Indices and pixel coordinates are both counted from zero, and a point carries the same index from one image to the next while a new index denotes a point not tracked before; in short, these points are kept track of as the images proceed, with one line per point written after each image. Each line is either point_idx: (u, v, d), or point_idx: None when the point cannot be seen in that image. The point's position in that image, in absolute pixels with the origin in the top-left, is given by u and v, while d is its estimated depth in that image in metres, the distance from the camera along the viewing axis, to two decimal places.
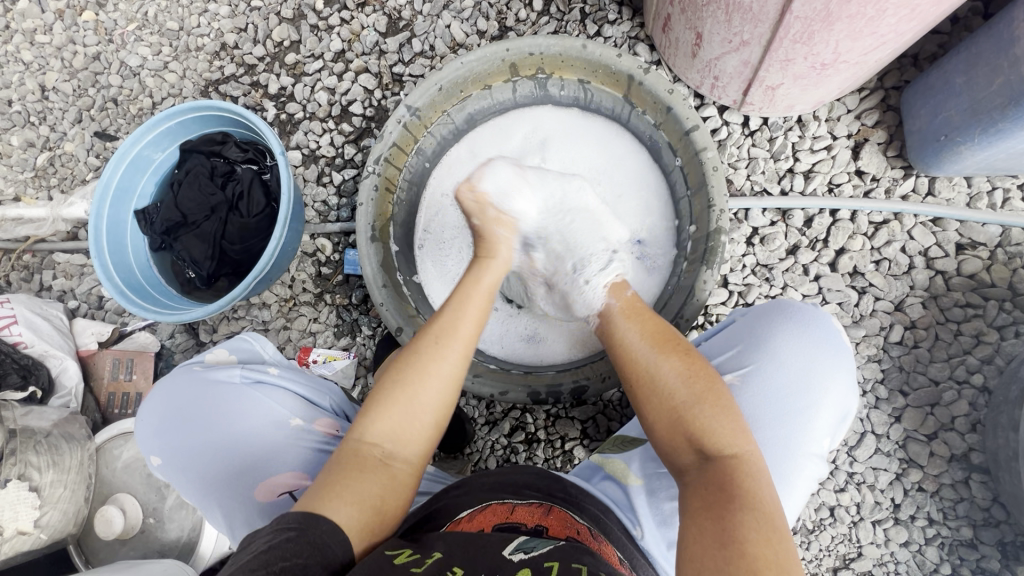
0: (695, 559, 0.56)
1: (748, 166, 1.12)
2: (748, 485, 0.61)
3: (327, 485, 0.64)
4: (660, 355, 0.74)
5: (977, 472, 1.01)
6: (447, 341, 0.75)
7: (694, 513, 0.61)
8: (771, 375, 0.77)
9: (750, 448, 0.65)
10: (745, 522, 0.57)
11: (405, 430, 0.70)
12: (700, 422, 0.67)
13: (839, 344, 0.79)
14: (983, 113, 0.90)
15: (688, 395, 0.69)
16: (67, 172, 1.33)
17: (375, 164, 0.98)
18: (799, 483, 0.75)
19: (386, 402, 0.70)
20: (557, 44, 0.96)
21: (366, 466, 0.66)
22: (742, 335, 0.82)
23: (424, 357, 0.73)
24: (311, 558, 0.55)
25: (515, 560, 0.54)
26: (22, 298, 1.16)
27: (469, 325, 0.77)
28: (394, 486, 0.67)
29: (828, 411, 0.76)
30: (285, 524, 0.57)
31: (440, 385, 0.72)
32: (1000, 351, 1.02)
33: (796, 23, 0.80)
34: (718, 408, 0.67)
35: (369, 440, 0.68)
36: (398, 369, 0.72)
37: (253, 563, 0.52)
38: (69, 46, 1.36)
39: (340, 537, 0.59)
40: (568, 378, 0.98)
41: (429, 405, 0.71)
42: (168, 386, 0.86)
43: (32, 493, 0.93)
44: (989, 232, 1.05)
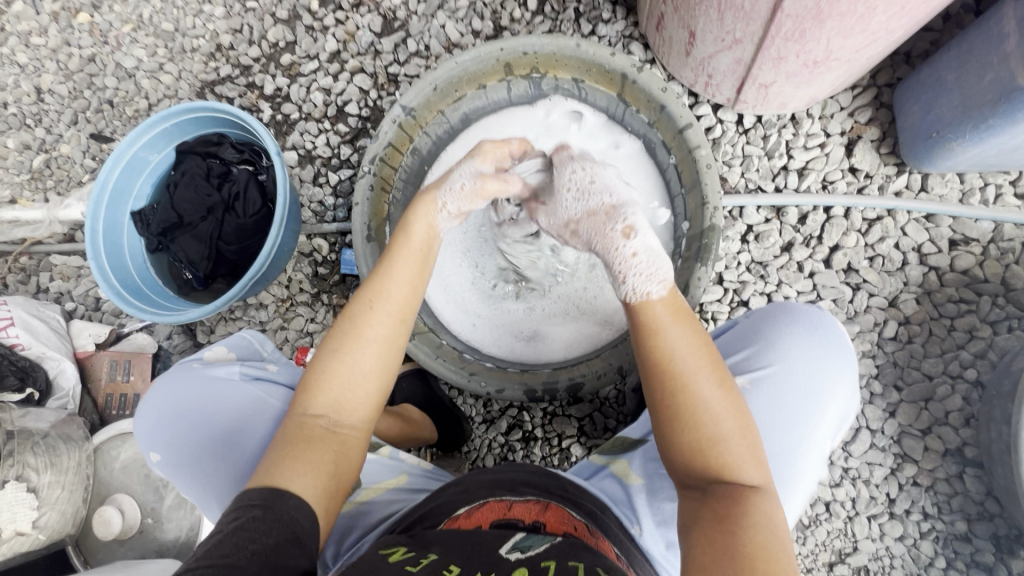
0: (705, 569, 0.55)
1: (742, 163, 1.13)
2: (763, 513, 0.60)
3: (275, 461, 0.64)
4: (704, 382, 0.65)
5: (972, 466, 1.02)
6: (375, 304, 0.72)
7: (704, 521, 0.60)
8: (779, 379, 0.77)
9: (768, 478, 0.64)
10: (757, 540, 0.56)
11: (347, 403, 0.69)
12: (729, 454, 0.64)
13: (843, 347, 0.80)
14: (974, 110, 0.91)
15: (723, 424, 0.64)
16: (63, 175, 1.34)
17: (370, 164, 0.99)
18: (800, 486, 0.76)
19: (324, 371, 0.69)
20: (551, 43, 0.97)
21: (314, 439, 0.66)
22: (749, 338, 0.82)
23: (354, 325, 0.71)
24: (281, 535, 0.56)
25: (512, 559, 0.54)
26: (19, 300, 1.16)
27: (400, 287, 0.73)
28: (345, 455, 0.67)
29: (833, 416, 0.77)
30: (251, 502, 0.58)
31: (377, 349, 0.70)
32: (993, 346, 1.03)
33: (787, 21, 0.80)
34: (746, 441, 0.65)
35: (314, 413, 0.68)
36: (330, 340, 0.71)
37: (222, 544, 0.53)
38: (64, 48, 1.36)
39: (306, 509, 0.60)
40: (564, 375, 0.98)
41: (366, 370, 0.70)
42: (167, 382, 0.86)
43: (30, 494, 0.95)
44: (981, 227, 1.06)
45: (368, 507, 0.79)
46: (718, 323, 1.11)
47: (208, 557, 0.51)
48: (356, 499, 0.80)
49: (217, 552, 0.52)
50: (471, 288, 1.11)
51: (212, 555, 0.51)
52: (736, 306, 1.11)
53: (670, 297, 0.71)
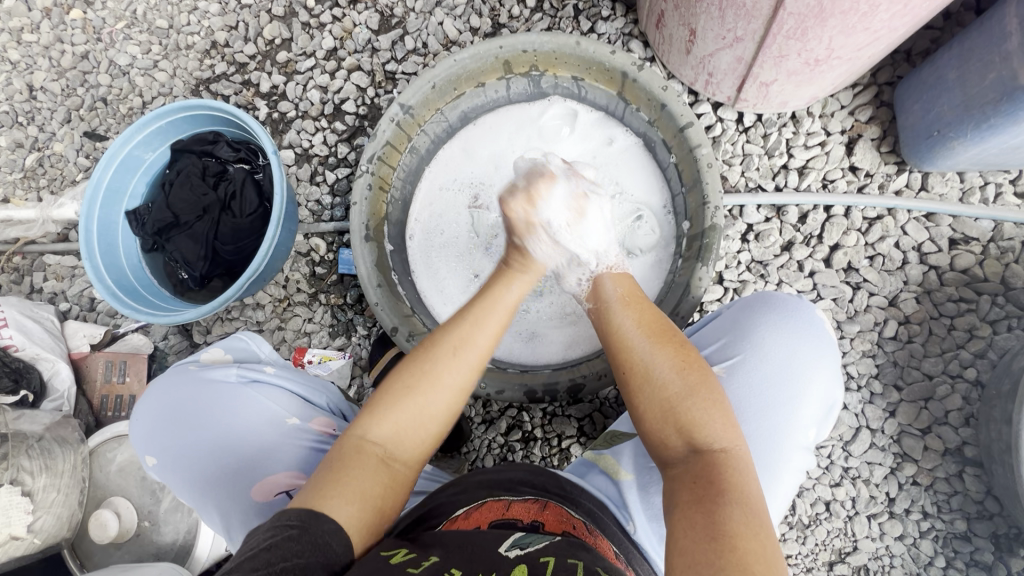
0: (684, 551, 0.55)
1: (742, 162, 1.12)
2: (736, 481, 0.60)
3: (322, 485, 0.63)
4: (656, 348, 0.71)
5: (971, 465, 1.02)
6: (460, 351, 0.73)
7: (681, 503, 0.60)
8: (756, 366, 0.77)
9: (739, 443, 0.65)
10: (734, 510, 0.57)
11: (407, 437, 0.69)
12: (691, 414, 0.66)
13: (821, 333, 0.80)
14: (976, 108, 0.90)
15: (681, 386, 0.68)
16: (56, 173, 1.32)
17: (368, 163, 0.98)
18: (786, 476, 0.75)
19: (394, 404, 0.69)
20: (550, 40, 0.96)
21: (365, 463, 0.66)
22: (726, 328, 0.82)
23: (432, 364, 0.71)
24: (313, 559, 0.54)
25: (511, 557, 0.54)
26: (13, 301, 1.15)
27: (486, 336, 0.75)
28: (392, 490, 0.66)
29: (813, 402, 0.76)
30: (288, 520, 0.56)
31: (450, 392, 0.71)
32: (993, 345, 1.03)
33: (789, 19, 0.80)
34: (709, 403, 0.66)
35: (371, 440, 0.67)
36: (404, 376, 0.71)
37: (253, 562, 0.51)
38: (57, 45, 1.34)
39: (342, 538, 0.58)
40: (564, 375, 0.97)
41: (436, 410, 0.70)
42: (165, 384, 0.85)
43: (25, 497, 0.93)
44: (981, 226, 1.06)
45: None
46: None
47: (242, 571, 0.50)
48: None
49: (250, 565, 0.51)
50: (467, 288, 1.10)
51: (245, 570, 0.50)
52: None
53: (626, 287, 0.83)
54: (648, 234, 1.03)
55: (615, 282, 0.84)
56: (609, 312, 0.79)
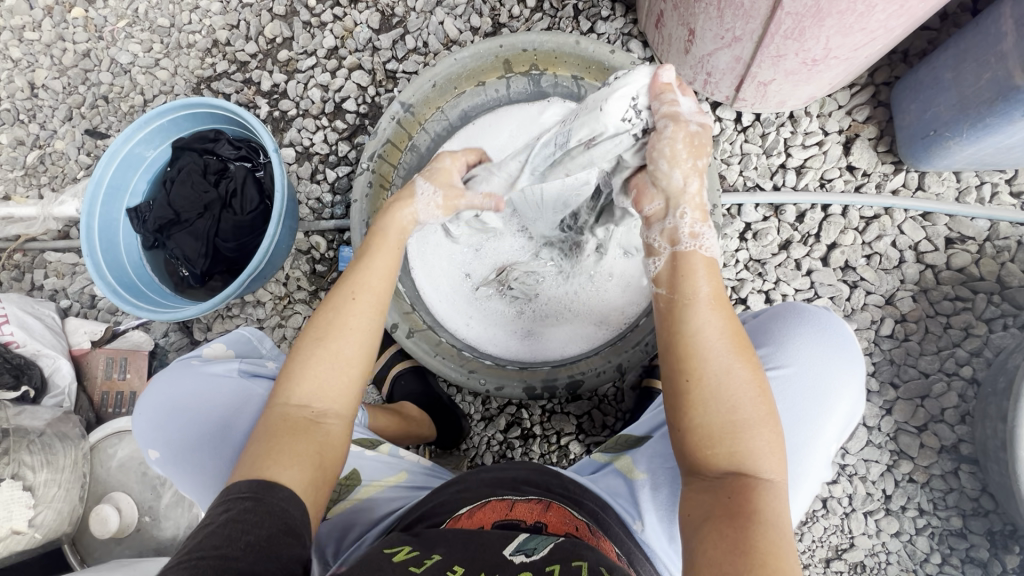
0: (712, 563, 0.56)
1: (741, 161, 1.13)
2: (774, 509, 0.59)
3: (263, 453, 0.62)
4: (736, 365, 0.62)
5: (967, 462, 1.02)
6: (357, 294, 0.69)
7: (713, 515, 0.58)
8: (788, 381, 0.77)
9: (781, 473, 0.62)
10: (774, 544, 0.55)
11: (330, 389, 0.66)
12: (752, 444, 0.61)
13: (853, 350, 0.80)
14: (972, 108, 0.91)
15: (750, 412, 0.61)
16: (57, 171, 1.33)
17: (368, 161, 1.01)
18: (803, 487, 0.77)
19: (307, 361, 0.66)
20: (550, 39, 0.99)
21: (299, 429, 0.64)
22: (761, 338, 0.81)
23: (338, 314, 0.68)
24: (275, 527, 0.56)
25: (517, 562, 0.55)
26: (13, 297, 1.16)
27: (378, 276, 0.71)
28: (328, 445, 0.65)
29: (837, 418, 0.78)
30: (241, 493, 0.58)
31: (359, 337, 0.67)
32: (988, 343, 1.03)
33: (787, 19, 0.81)
34: (772, 434, 0.62)
35: (303, 403, 0.65)
36: (310, 330, 0.68)
37: (215, 537, 0.54)
38: (58, 44, 1.35)
39: (297, 502, 0.60)
40: (563, 372, 1.03)
41: (351, 355, 0.67)
42: (165, 379, 0.86)
43: (26, 492, 0.94)
44: (977, 226, 1.06)
45: (369, 504, 0.79)
46: None
47: (199, 548, 0.53)
48: (356, 496, 0.80)
49: (210, 542, 0.54)
50: (461, 289, 1.09)
51: (203, 546, 0.53)
52: (734, 304, 1.12)
53: (714, 275, 0.66)
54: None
55: (707, 271, 0.65)
56: (684, 306, 0.64)
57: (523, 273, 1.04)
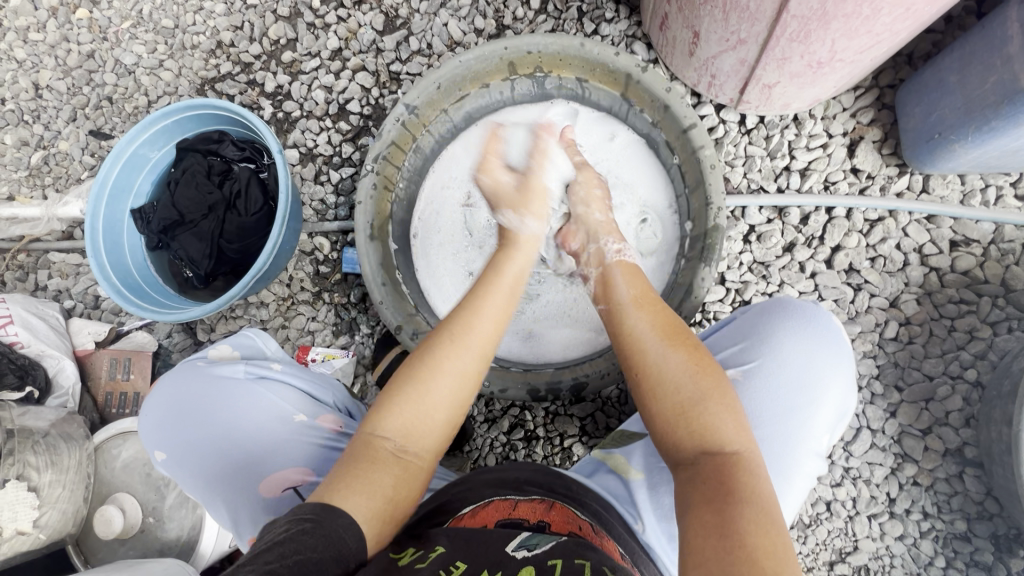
0: (696, 547, 0.55)
1: (745, 164, 1.13)
2: (747, 481, 0.59)
3: (334, 482, 0.63)
4: (669, 350, 0.71)
5: (971, 465, 1.02)
6: (465, 338, 0.73)
7: (692, 501, 0.60)
8: (773, 372, 0.78)
9: (752, 447, 0.64)
10: (747, 515, 0.56)
11: (417, 428, 0.68)
12: (706, 419, 0.65)
13: (839, 341, 0.80)
14: (977, 111, 0.91)
15: (693, 389, 0.67)
16: (62, 171, 1.33)
17: (373, 163, 0.99)
18: (797, 481, 0.76)
19: (400, 395, 0.69)
20: (554, 42, 0.97)
21: (379, 461, 0.65)
22: (743, 333, 0.82)
23: (438, 353, 0.71)
24: (327, 554, 0.53)
25: (518, 557, 0.55)
26: (18, 298, 1.16)
27: (489, 324, 0.75)
28: (405, 485, 0.66)
29: (827, 409, 0.77)
30: (301, 515, 0.56)
31: (453, 380, 0.70)
32: (993, 346, 1.03)
33: (793, 21, 0.81)
34: (725, 407, 0.66)
35: (382, 434, 0.67)
36: (408, 366, 0.71)
37: (269, 552, 0.51)
38: (63, 44, 1.35)
39: (355, 531, 0.58)
40: (568, 375, 0.98)
41: (445, 400, 0.69)
42: (171, 381, 0.86)
43: (30, 493, 0.94)
44: (982, 229, 1.06)
45: None
46: None
47: (255, 561, 0.50)
48: None
49: (262, 558, 0.50)
50: (461, 285, 1.11)
51: (258, 560, 0.50)
52: (738, 306, 1.12)
53: (639, 286, 0.82)
54: (651, 237, 1.05)
55: (630, 284, 0.83)
56: (619, 314, 0.79)
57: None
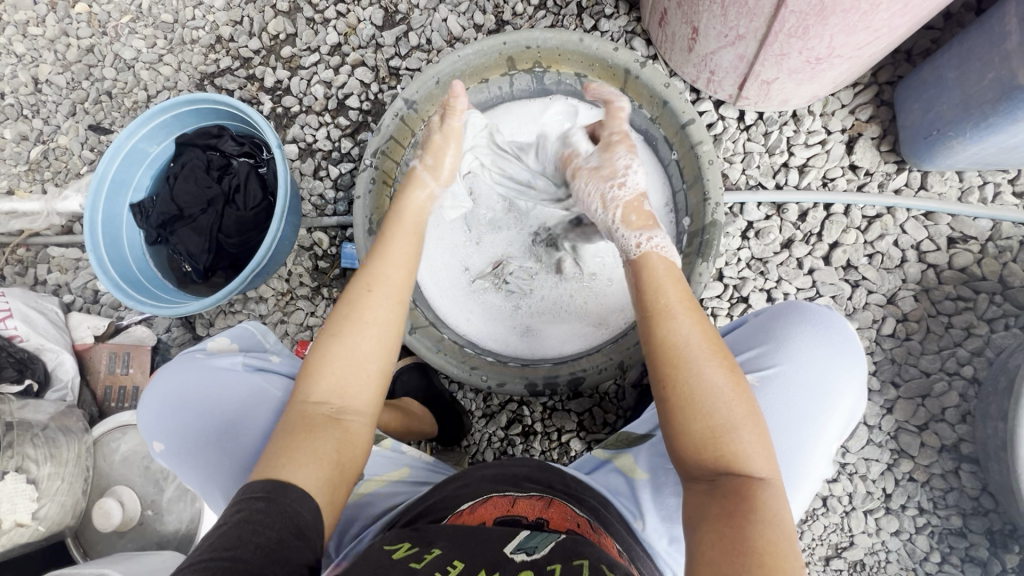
0: (712, 563, 0.56)
1: (744, 160, 1.13)
2: (768, 505, 0.59)
3: (279, 452, 0.63)
4: (709, 365, 0.64)
5: (967, 462, 1.02)
6: (376, 287, 0.72)
7: (709, 518, 0.59)
8: (790, 378, 0.77)
9: (773, 468, 0.63)
10: (769, 541, 0.56)
11: (350, 387, 0.68)
12: (736, 444, 0.62)
13: (854, 349, 0.80)
14: (975, 107, 0.91)
15: (730, 412, 0.62)
16: (61, 166, 1.33)
17: (372, 157, 0.99)
18: (805, 484, 0.77)
19: (325, 358, 0.68)
20: (553, 37, 0.97)
21: (318, 426, 0.65)
22: (760, 337, 0.82)
23: (354, 308, 0.70)
24: (285, 529, 0.56)
25: (517, 560, 0.54)
26: (18, 292, 1.16)
27: (396, 269, 0.75)
28: (349, 443, 0.66)
29: (839, 416, 0.78)
30: (254, 493, 0.58)
31: (377, 338, 0.70)
32: (990, 343, 1.03)
33: (791, 17, 0.81)
34: (754, 430, 0.63)
35: (316, 401, 0.67)
36: (328, 326, 0.70)
37: (226, 539, 0.54)
38: (62, 39, 1.35)
39: (309, 503, 0.59)
40: (566, 369, 0.98)
41: (369, 351, 0.69)
42: (168, 371, 0.86)
43: (30, 485, 0.94)
44: (980, 225, 1.06)
45: (371, 500, 0.79)
46: (717, 319, 1.12)
47: (213, 549, 0.53)
48: (357, 491, 0.80)
49: (222, 544, 0.54)
50: (457, 282, 1.11)
51: (216, 548, 0.53)
52: (735, 302, 1.12)
53: (676, 285, 0.70)
54: None
55: (671, 286, 0.70)
56: (656, 318, 0.68)
57: (519, 269, 1.09)
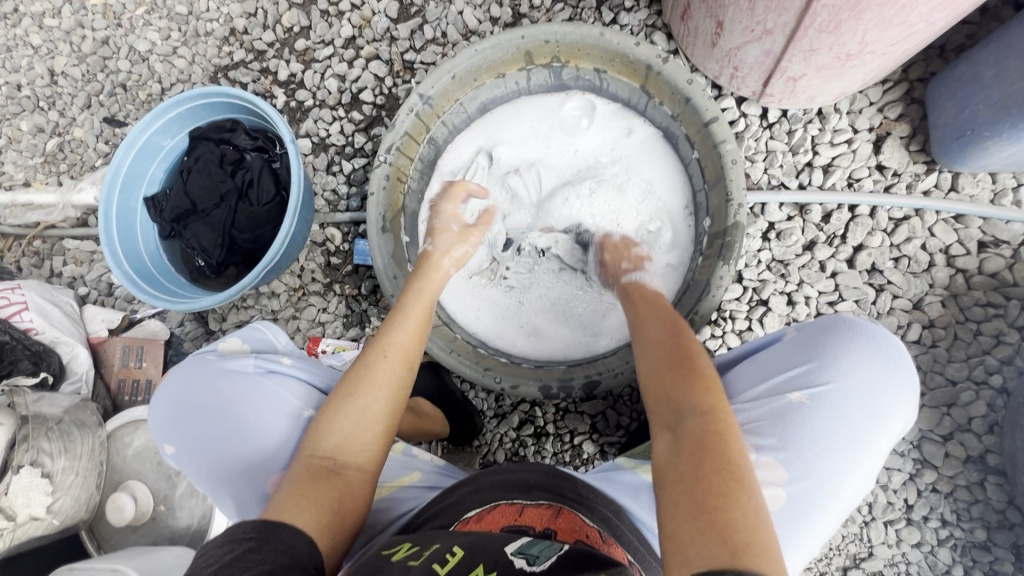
0: (674, 532, 0.49)
1: (766, 159, 1.10)
2: (739, 459, 0.53)
3: (286, 496, 0.63)
4: (695, 339, 0.69)
5: (993, 474, 1.00)
6: (386, 353, 0.75)
7: (679, 468, 0.54)
8: (841, 398, 0.72)
9: (750, 428, 0.58)
10: (742, 503, 0.49)
11: (353, 443, 0.69)
12: (712, 389, 0.60)
13: (905, 367, 0.76)
14: (1014, 107, 0.87)
15: (708, 366, 0.63)
16: (76, 159, 1.33)
17: (386, 154, 0.97)
18: (851, 510, 0.72)
19: (332, 413, 0.70)
20: (573, 31, 0.95)
21: (321, 477, 0.65)
22: (808, 352, 0.77)
23: (364, 372, 0.73)
24: (278, 561, 0.55)
25: (517, 566, 0.52)
26: (33, 284, 1.17)
27: (408, 336, 0.78)
28: (350, 493, 0.66)
29: (888, 438, 0.73)
30: (247, 531, 0.57)
31: (383, 394, 0.72)
32: (1020, 351, 1.00)
33: (822, 12, 0.77)
34: (734, 383, 0.61)
35: (321, 451, 0.68)
36: (341, 386, 0.73)
37: (219, 573, 0.52)
38: (77, 30, 1.34)
39: (306, 538, 0.59)
40: (579, 373, 0.96)
41: (376, 413, 0.71)
42: (180, 373, 0.85)
43: (44, 479, 0.94)
44: (1013, 229, 1.02)
45: (384, 504, 0.78)
46: (735, 322, 1.09)
47: None
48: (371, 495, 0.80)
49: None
50: (457, 279, 1.10)
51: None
52: (755, 305, 1.09)
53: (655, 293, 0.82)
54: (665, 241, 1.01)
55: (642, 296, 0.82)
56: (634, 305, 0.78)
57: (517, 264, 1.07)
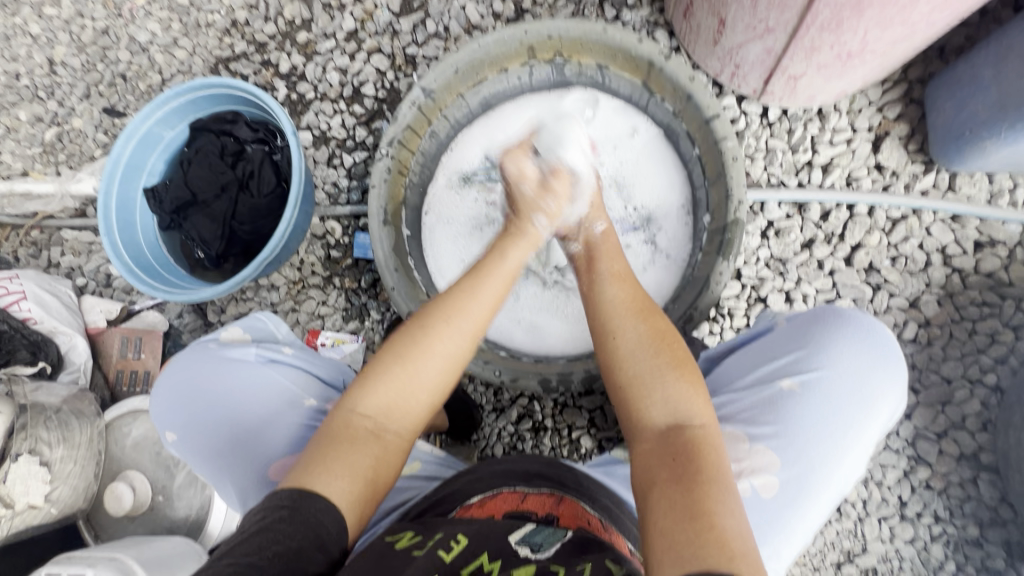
0: (666, 532, 0.54)
1: (766, 157, 1.10)
2: (709, 461, 0.60)
3: (314, 457, 0.63)
4: (633, 323, 0.74)
5: (986, 471, 1.01)
6: (454, 319, 0.73)
7: (660, 480, 0.59)
8: (829, 384, 0.74)
9: (712, 420, 0.65)
10: (718, 510, 0.55)
11: (396, 410, 0.68)
12: (665, 393, 0.67)
13: (893, 356, 0.77)
14: (1012, 108, 0.88)
15: (643, 362, 0.70)
16: (75, 148, 1.32)
17: (388, 147, 0.97)
18: (838, 496, 0.73)
19: (383, 375, 0.69)
20: (576, 27, 0.94)
21: (355, 440, 0.65)
22: (798, 339, 0.78)
23: (426, 334, 0.71)
24: (306, 539, 0.55)
25: (522, 555, 0.54)
26: (31, 274, 1.16)
27: (481, 308, 0.75)
28: (383, 463, 0.66)
29: (876, 425, 0.74)
30: (279, 502, 0.57)
31: (440, 363, 0.71)
32: (1015, 350, 1.01)
33: (824, 10, 0.78)
34: (686, 384, 0.67)
35: (359, 411, 0.67)
36: (394, 347, 0.71)
37: (247, 547, 0.52)
38: (77, 20, 1.34)
39: (335, 514, 0.58)
40: (579, 367, 0.97)
41: (424, 383, 0.70)
42: (182, 362, 0.85)
43: (42, 468, 0.94)
44: (1008, 230, 1.04)
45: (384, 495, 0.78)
46: (733, 319, 1.09)
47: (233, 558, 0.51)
48: None
49: (242, 551, 0.52)
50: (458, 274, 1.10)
51: (237, 556, 0.51)
52: (754, 303, 1.09)
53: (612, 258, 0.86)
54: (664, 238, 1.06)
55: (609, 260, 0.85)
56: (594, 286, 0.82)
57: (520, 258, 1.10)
